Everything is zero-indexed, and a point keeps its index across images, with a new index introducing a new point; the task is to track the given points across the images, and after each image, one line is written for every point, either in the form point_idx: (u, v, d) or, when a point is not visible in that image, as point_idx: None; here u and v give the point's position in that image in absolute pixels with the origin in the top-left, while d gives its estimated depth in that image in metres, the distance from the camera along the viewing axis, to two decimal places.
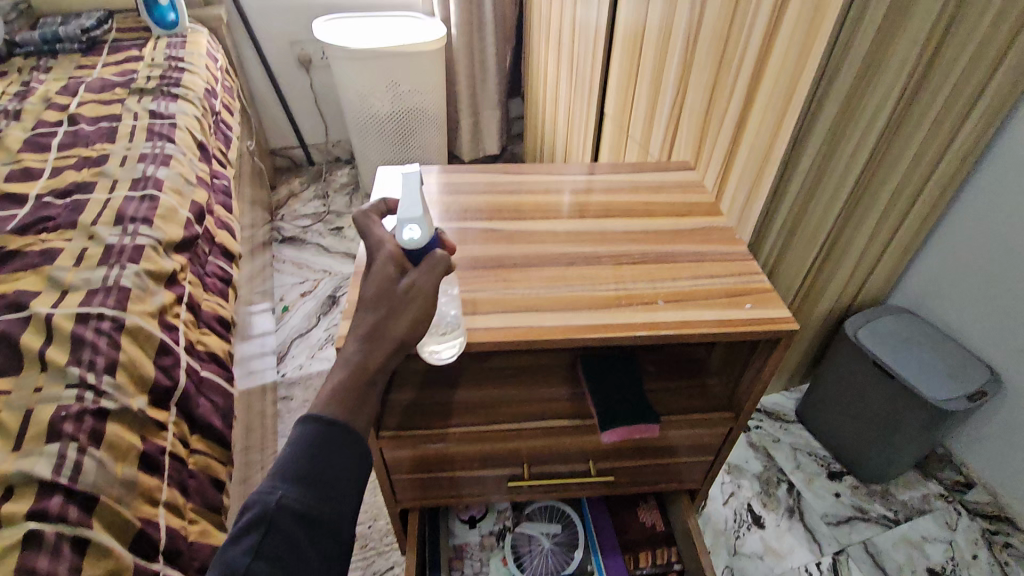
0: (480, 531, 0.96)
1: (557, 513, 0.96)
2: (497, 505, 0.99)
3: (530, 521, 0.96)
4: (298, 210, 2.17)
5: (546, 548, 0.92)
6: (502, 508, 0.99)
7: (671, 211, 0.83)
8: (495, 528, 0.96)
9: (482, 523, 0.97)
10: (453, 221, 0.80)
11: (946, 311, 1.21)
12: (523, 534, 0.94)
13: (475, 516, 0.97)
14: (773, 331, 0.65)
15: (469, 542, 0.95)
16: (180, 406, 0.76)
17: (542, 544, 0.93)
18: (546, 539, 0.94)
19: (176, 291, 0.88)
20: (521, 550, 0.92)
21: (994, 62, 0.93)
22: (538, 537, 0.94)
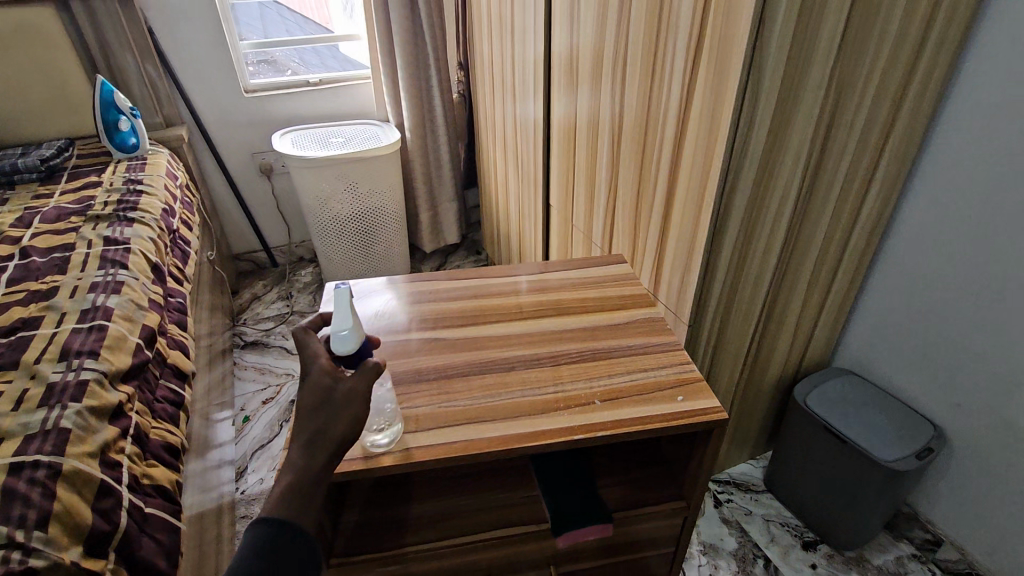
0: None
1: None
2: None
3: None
4: (261, 313, 2.18)
5: None
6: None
7: (607, 305, 0.88)
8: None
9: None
10: (398, 332, 0.83)
11: (886, 371, 1.27)
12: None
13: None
14: (705, 422, 0.67)
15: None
16: (119, 551, 0.73)
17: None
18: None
19: (121, 424, 0.87)
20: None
21: (878, 148, 1.04)
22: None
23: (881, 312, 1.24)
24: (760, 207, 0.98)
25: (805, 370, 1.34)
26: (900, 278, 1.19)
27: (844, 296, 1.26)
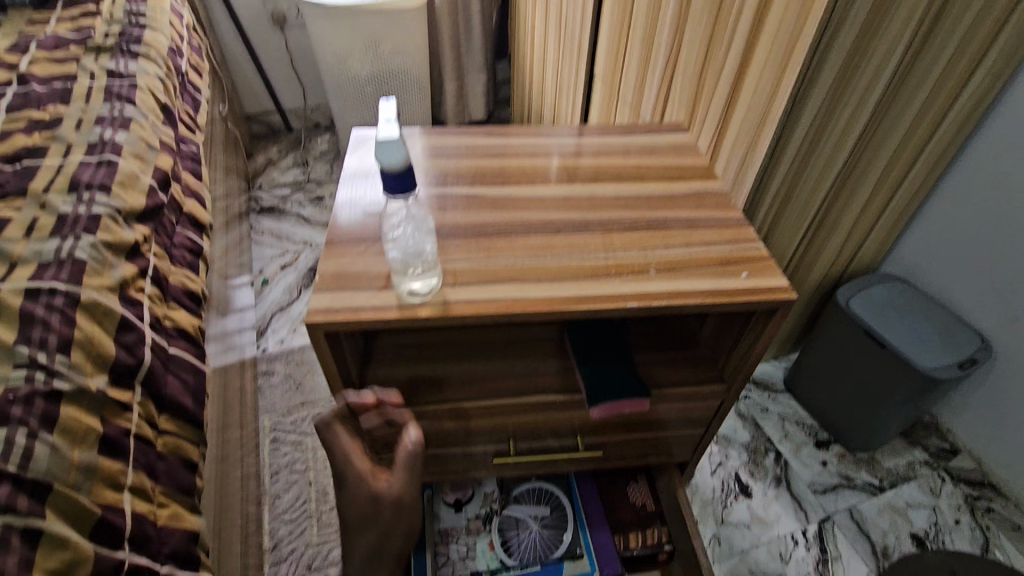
0: (466, 515, 0.91)
1: (545, 495, 0.93)
2: (484, 488, 0.94)
3: (518, 504, 0.92)
4: (276, 179, 2.09)
5: (534, 532, 0.89)
6: (489, 491, 0.94)
7: (665, 175, 0.79)
8: (482, 511, 0.91)
9: (468, 506, 0.92)
10: (433, 185, 0.75)
11: (938, 281, 1.19)
12: (510, 517, 0.91)
13: (461, 500, 0.93)
14: (771, 301, 0.61)
15: (455, 527, 0.90)
16: (146, 385, 0.72)
17: (529, 527, 0.90)
18: (533, 522, 0.90)
19: (139, 263, 0.83)
20: (509, 534, 0.89)
21: (1002, 16, 0.89)
22: (526, 520, 0.90)
23: (948, 217, 1.14)
24: (848, 76, 0.88)
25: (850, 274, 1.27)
26: (977, 181, 1.07)
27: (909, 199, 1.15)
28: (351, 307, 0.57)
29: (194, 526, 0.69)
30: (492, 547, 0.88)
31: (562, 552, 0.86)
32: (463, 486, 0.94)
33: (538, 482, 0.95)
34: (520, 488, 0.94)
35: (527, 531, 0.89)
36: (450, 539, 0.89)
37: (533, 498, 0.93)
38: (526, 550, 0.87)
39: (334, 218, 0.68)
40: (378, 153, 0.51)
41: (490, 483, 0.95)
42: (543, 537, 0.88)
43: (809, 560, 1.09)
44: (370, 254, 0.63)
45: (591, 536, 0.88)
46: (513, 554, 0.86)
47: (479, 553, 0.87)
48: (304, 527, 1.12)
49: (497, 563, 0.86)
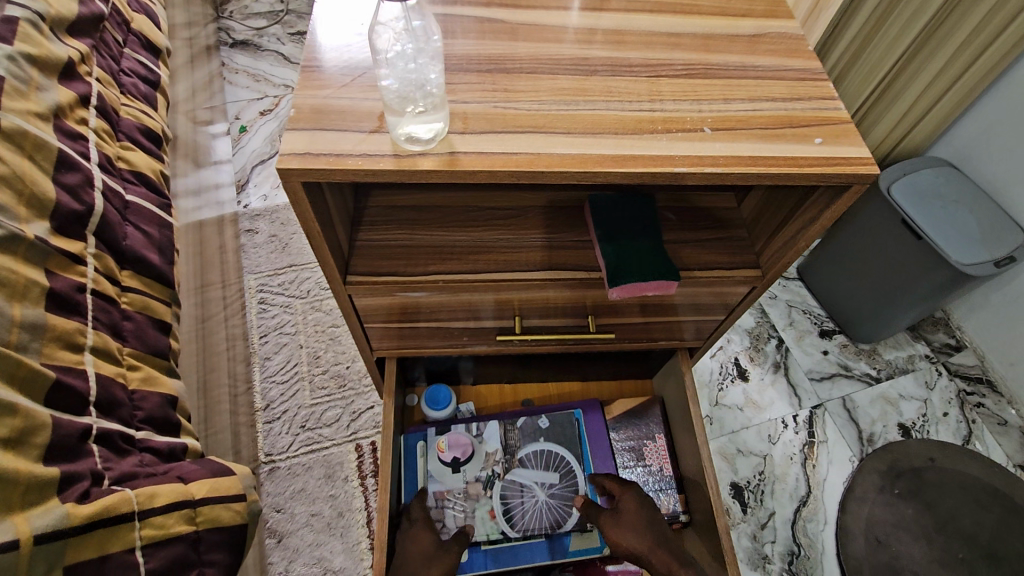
0: (464, 477, 0.80)
1: (555, 460, 0.81)
2: (485, 447, 0.82)
3: (523, 468, 0.81)
4: (248, 6, 1.80)
5: (539, 501, 0.79)
6: (491, 450, 0.82)
7: (728, 8, 0.63)
8: (482, 473, 0.80)
9: (467, 466, 0.81)
10: (438, 3, 0.59)
11: (991, 171, 1.06)
12: (514, 483, 0.80)
13: (458, 460, 0.80)
14: (847, 174, 0.50)
15: (451, 491, 0.79)
16: (100, 235, 0.62)
17: (535, 496, 0.79)
18: (540, 490, 0.80)
19: (78, 90, 0.68)
20: (511, 502, 0.79)
21: None
22: (532, 487, 0.80)
23: None
24: None
25: (897, 155, 1.13)
26: None
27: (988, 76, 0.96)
28: (336, 152, 0.46)
29: (171, 391, 0.64)
30: (492, 516, 0.78)
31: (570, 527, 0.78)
32: (462, 442, 0.81)
33: (548, 443, 0.82)
34: (526, 450, 0.82)
35: (532, 501, 0.79)
36: (446, 504, 0.79)
37: (542, 463, 0.81)
38: (530, 521, 0.78)
39: (314, 41, 0.54)
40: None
41: (491, 440, 0.82)
42: (551, 507, 0.79)
43: (796, 443, 1.11)
44: (357, 88, 0.50)
45: (586, 423, 0.85)
46: (514, 525, 0.77)
47: (478, 522, 0.78)
48: (296, 389, 1.10)
49: (497, 533, 0.77)
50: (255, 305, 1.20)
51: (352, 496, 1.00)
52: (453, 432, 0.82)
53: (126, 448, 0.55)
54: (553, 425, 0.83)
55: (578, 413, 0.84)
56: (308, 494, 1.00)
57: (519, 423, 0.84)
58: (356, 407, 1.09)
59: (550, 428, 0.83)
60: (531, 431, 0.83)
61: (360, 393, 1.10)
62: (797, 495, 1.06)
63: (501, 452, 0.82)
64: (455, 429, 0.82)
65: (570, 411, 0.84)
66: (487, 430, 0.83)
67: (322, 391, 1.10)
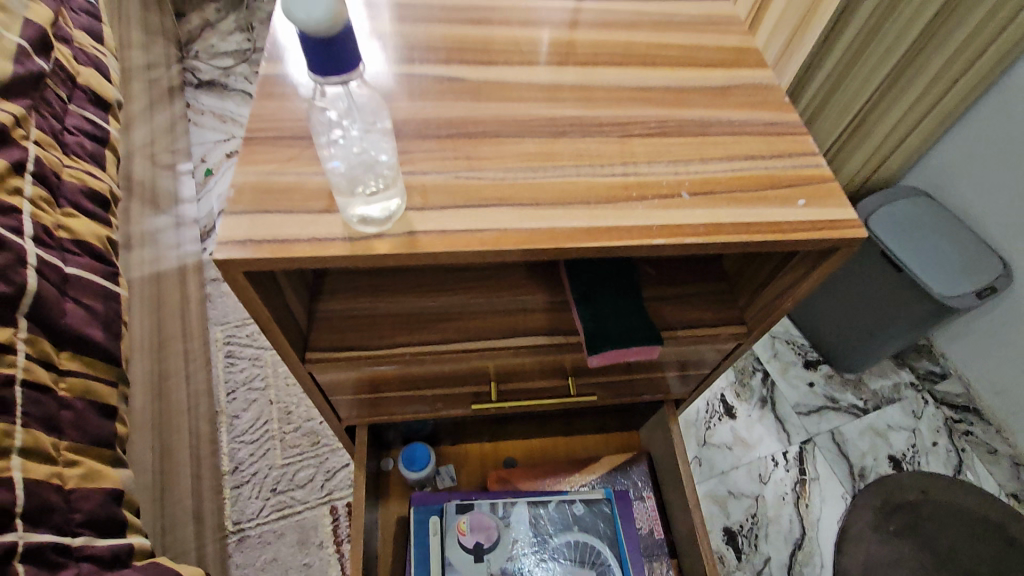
0: (488, 568, 0.72)
1: (590, 554, 0.73)
2: (512, 532, 0.74)
3: (556, 563, 0.72)
4: (213, 45, 1.76)
5: None
6: (519, 537, 0.74)
7: (699, 59, 0.60)
8: (508, 565, 0.72)
9: (491, 556, 0.72)
10: (396, 64, 0.55)
11: (968, 200, 1.06)
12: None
13: (481, 546, 0.72)
14: (831, 239, 0.48)
15: None
16: (35, 317, 0.57)
17: None
18: None
19: (11, 157, 0.63)
20: None
21: None
22: None
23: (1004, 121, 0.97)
24: None
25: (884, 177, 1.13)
26: None
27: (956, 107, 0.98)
28: (282, 237, 0.42)
29: (115, 483, 0.59)
30: None
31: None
32: (485, 524, 0.74)
33: (583, 534, 0.75)
34: (560, 539, 0.74)
35: None
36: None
37: (577, 557, 0.73)
38: None
39: (263, 108, 0.50)
40: (288, 3, 0.32)
41: (519, 525, 0.74)
42: None
43: (788, 481, 1.08)
44: (305, 160, 0.46)
45: (620, 515, 0.77)
46: None
47: None
48: (264, 450, 1.04)
49: None
50: (219, 361, 1.13)
51: (325, 565, 0.94)
52: (475, 512, 0.74)
53: (59, 561, 0.49)
54: (589, 512, 0.76)
55: (610, 495, 0.78)
56: (280, 564, 0.94)
57: (552, 506, 0.76)
58: (328, 466, 1.03)
59: (585, 516, 0.76)
60: (565, 517, 0.75)
61: (333, 450, 1.05)
62: (792, 538, 1.03)
63: (532, 541, 0.74)
64: (477, 509, 0.75)
65: (603, 493, 0.78)
66: (515, 512, 0.75)
67: (292, 450, 1.04)
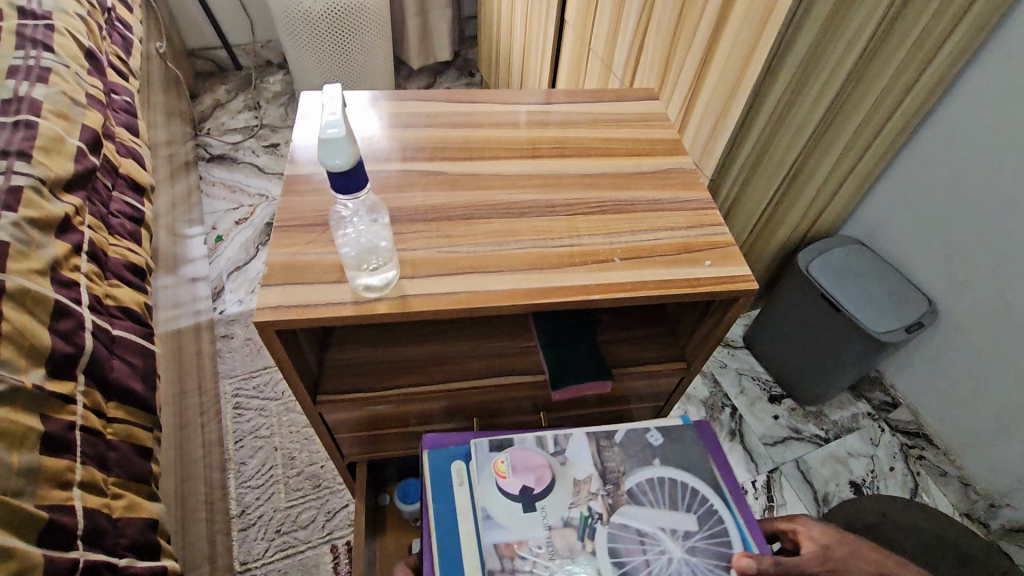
0: (546, 521, 0.60)
1: (676, 492, 0.63)
2: (572, 472, 0.64)
3: (635, 507, 0.61)
4: (225, 123, 1.95)
5: (676, 559, 0.58)
6: (581, 478, 0.63)
7: (634, 149, 0.75)
8: (574, 514, 0.60)
9: (547, 504, 0.61)
10: (391, 161, 0.70)
11: (895, 247, 1.20)
12: (626, 529, 0.59)
13: (530, 489, 0.62)
14: (732, 291, 0.61)
15: (527, 541, 0.58)
16: (89, 372, 0.69)
17: (665, 552, 0.58)
18: (670, 542, 0.59)
19: (71, 240, 0.77)
20: (629, 562, 0.57)
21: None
22: (655, 537, 0.59)
23: (912, 182, 1.13)
24: (822, 48, 0.87)
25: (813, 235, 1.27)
26: (940, 149, 1.06)
27: (864, 173, 1.15)
28: (304, 303, 0.55)
29: (152, 513, 0.69)
30: None
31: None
32: (533, 463, 0.64)
33: (664, 468, 0.64)
34: (636, 477, 0.63)
35: (663, 559, 0.58)
36: (520, 566, 0.57)
37: (661, 497, 0.62)
38: None
39: (288, 202, 0.64)
40: (321, 152, 0.46)
41: (579, 464, 0.64)
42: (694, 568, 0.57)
43: (756, 508, 1.17)
44: (321, 242, 0.60)
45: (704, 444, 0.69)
46: None
47: None
48: (271, 493, 1.13)
49: None
50: (231, 411, 1.24)
51: None
52: (519, 452, 0.65)
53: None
54: (665, 443, 0.67)
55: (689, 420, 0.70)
56: None
57: (619, 441, 0.67)
58: (331, 506, 1.12)
59: (663, 449, 0.66)
60: (637, 454, 0.66)
61: (335, 492, 1.14)
62: None
63: (598, 481, 0.63)
64: (520, 448, 0.65)
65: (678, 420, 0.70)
66: (571, 448, 0.66)
67: (297, 492, 1.13)
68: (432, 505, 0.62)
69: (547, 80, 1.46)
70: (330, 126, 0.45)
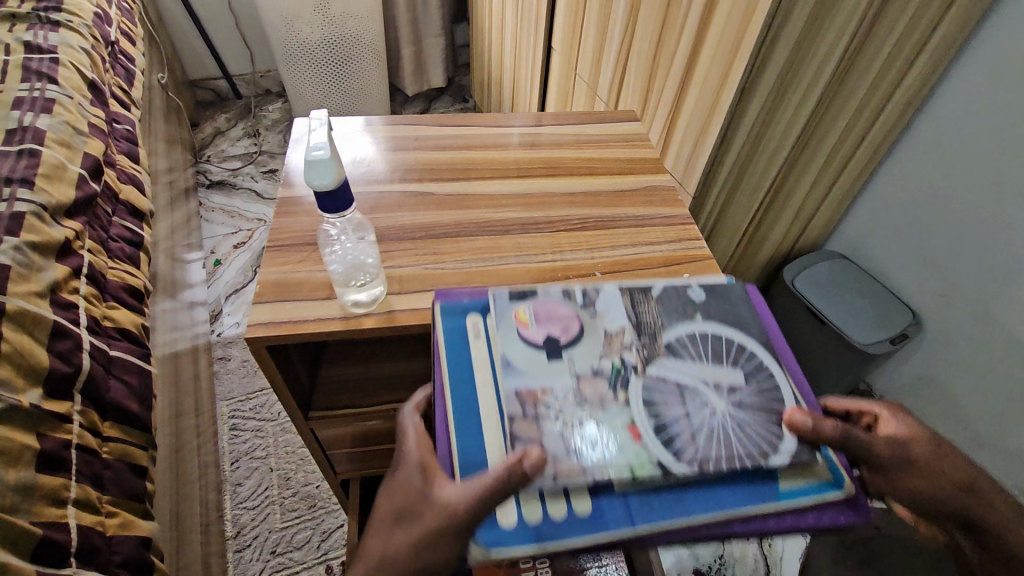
0: (571, 371, 0.50)
1: (721, 345, 0.52)
2: (602, 324, 0.54)
3: (676, 359, 0.51)
4: (225, 150, 1.99)
5: (721, 414, 0.47)
6: (613, 329, 0.53)
7: (616, 169, 0.78)
8: (602, 364, 0.50)
9: (572, 354, 0.51)
10: (381, 183, 0.73)
11: (880, 260, 1.23)
12: (661, 381, 0.49)
13: (555, 341, 0.52)
14: None
15: (546, 390, 0.48)
16: (86, 392, 0.70)
17: (708, 404, 0.47)
18: (713, 395, 0.48)
19: (71, 263, 0.79)
20: (662, 414, 0.46)
21: (937, 17, 0.90)
22: (696, 390, 0.48)
23: (893, 197, 1.16)
24: (790, 78, 0.88)
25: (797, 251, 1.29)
26: (915, 165, 1.10)
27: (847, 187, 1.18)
28: (295, 320, 0.57)
29: (146, 532, 0.69)
30: (634, 438, 0.45)
31: (784, 461, 0.44)
32: (558, 315, 0.54)
33: (708, 323, 0.54)
34: (675, 330, 0.53)
35: (705, 409, 0.47)
36: (540, 413, 0.46)
37: (703, 351, 0.51)
38: (708, 447, 0.44)
39: (281, 223, 0.66)
40: (307, 173, 0.48)
41: (611, 316, 0.55)
42: (742, 422, 0.46)
43: None
44: (312, 261, 0.62)
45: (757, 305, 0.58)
46: (680, 455, 0.44)
47: (604, 445, 0.44)
48: (266, 514, 1.13)
49: (646, 468, 0.43)
50: (228, 432, 1.25)
51: None
52: (541, 303, 0.55)
53: None
54: (710, 298, 0.57)
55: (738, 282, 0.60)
56: None
57: (656, 295, 0.57)
58: (325, 527, 1.12)
59: (707, 303, 0.56)
60: (677, 307, 0.55)
61: (330, 512, 1.14)
62: None
63: (633, 334, 0.53)
64: (544, 299, 0.55)
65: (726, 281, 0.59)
66: (602, 301, 0.56)
67: (292, 512, 1.13)
68: (442, 358, 0.51)
69: (537, 105, 1.50)
70: (316, 149, 0.48)
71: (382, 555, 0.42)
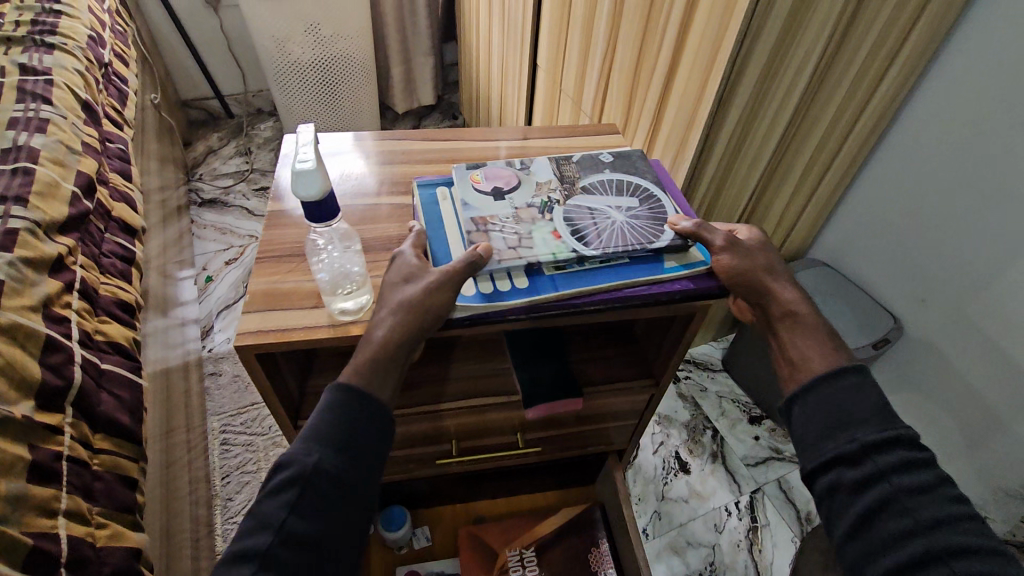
0: (513, 204, 0.69)
1: (624, 188, 0.72)
2: (535, 178, 0.73)
3: (588, 195, 0.71)
4: (217, 168, 2.01)
5: (618, 222, 0.67)
6: (543, 181, 0.73)
7: None
8: (535, 201, 0.70)
9: (514, 195, 0.70)
10: (368, 197, 0.75)
11: (860, 266, 1.26)
12: (578, 207, 0.69)
13: (501, 189, 0.71)
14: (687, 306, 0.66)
15: (496, 215, 0.67)
16: (77, 405, 0.71)
17: (610, 218, 0.67)
18: (614, 213, 0.68)
19: (64, 278, 0.80)
20: (580, 224, 0.66)
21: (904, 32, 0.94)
22: (603, 210, 0.68)
23: (870, 204, 1.19)
24: (767, 90, 0.92)
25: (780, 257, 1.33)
26: (890, 173, 1.14)
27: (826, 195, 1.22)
28: (283, 328, 0.58)
29: (135, 543, 0.70)
30: (557, 237, 0.65)
31: (663, 244, 0.65)
32: (503, 175, 0.73)
33: (614, 173, 0.74)
34: (589, 179, 0.73)
35: (608, 221, 0.67)
36: (490, 228, 0.65)
37: (608, 189, 0.72)
38: (608, 238, 0.64)
39: (271, 234, 0.68)
40: (293, 185, 0.50)
41: (542, 173, 0.74)
42: (632, 226, 0.67)
43: (740, 529, 1.18)
44: (301, 271, 0.64)
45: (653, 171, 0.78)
46: (589, 243, 0.64)
47: (539, 242, 0.64)
48: None
49: (566, 252, 0.63)
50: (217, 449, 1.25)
51: None
52: (490, 168, 0.74)
53: None
54: (614, 161, 0.76)
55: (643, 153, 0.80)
56: None
57: (575, 161, 0.76)
58: None
59: (613, 164, 0.76)
60: (590, 167, 0.75)
61: None
62: None
63: (558, 184, 0.73)
64: (492, 166, 0.74)
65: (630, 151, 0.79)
66: (535, 166, 0.75)
67: None
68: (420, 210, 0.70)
69: (524, 121, 1.54)
70: (302, 162, 0.50)
71: (403, 298, 0.57)
